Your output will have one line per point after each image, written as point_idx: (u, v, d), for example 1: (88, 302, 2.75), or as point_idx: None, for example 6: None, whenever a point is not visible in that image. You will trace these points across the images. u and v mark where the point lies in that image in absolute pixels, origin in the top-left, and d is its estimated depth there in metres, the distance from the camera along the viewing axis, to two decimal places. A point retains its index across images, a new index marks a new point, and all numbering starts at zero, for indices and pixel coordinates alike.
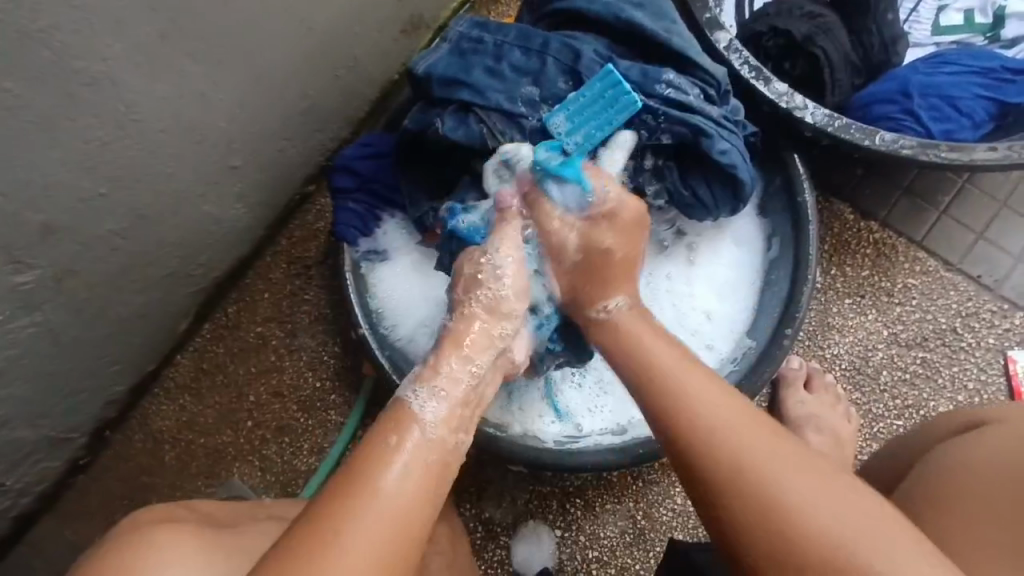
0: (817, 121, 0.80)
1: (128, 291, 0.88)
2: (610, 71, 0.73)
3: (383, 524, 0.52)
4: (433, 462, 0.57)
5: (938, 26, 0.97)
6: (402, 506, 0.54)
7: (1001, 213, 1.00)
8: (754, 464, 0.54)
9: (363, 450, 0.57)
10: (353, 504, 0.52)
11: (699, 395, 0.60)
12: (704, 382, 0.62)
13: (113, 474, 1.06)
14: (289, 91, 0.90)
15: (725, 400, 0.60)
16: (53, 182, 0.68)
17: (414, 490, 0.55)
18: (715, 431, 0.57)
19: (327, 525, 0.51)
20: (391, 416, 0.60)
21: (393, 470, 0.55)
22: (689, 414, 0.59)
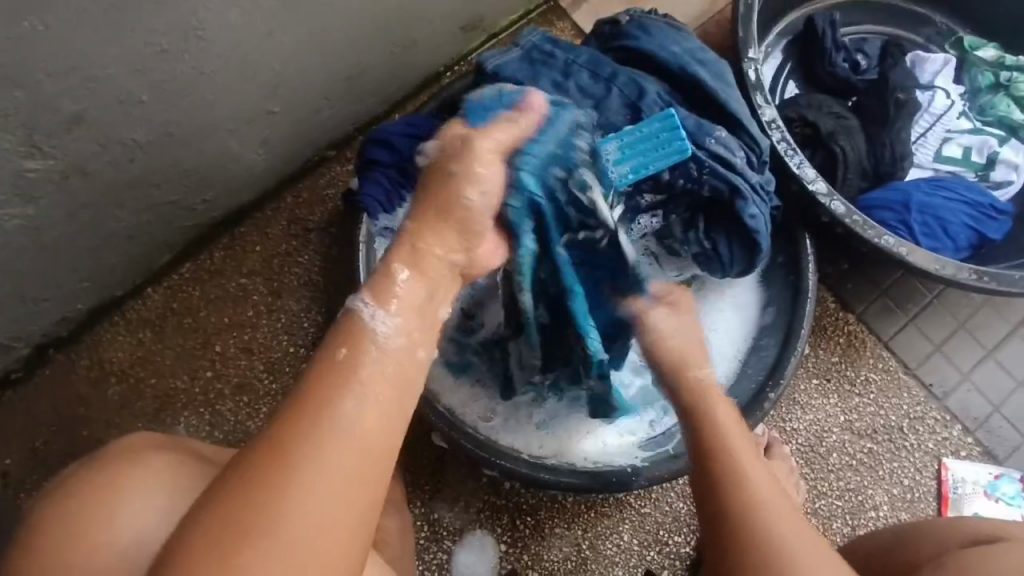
0: (836, 209, 0.86)
1: (127, 207, 0.84)
2: (670, 114, 0.76)
3: (342, 450, 0.48)
4: (396, 365, 0.55)
5: (942, 154, 1.07)
6: (379, 403, 0.52)
7: (958, 332, 1.09)
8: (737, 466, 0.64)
9: (315, 366, 0.53)
10: (308, 429, 0.48)
11: (740, 441, 0.67)
12: (746, 443, 0.67)
13: (44, 396, 0.98)
14: (346, 54, 0.89)
15: (758, 468, 0.64)
16: (99, 76, 0.66)
17: (371, 404, 0.51)
18: (746, 498, 0.61)
19: (284, 444, 0.47)
20: (339, 333, 0.55)
21: (351, 395, 0.51)
22: (731, 476, 0.63)
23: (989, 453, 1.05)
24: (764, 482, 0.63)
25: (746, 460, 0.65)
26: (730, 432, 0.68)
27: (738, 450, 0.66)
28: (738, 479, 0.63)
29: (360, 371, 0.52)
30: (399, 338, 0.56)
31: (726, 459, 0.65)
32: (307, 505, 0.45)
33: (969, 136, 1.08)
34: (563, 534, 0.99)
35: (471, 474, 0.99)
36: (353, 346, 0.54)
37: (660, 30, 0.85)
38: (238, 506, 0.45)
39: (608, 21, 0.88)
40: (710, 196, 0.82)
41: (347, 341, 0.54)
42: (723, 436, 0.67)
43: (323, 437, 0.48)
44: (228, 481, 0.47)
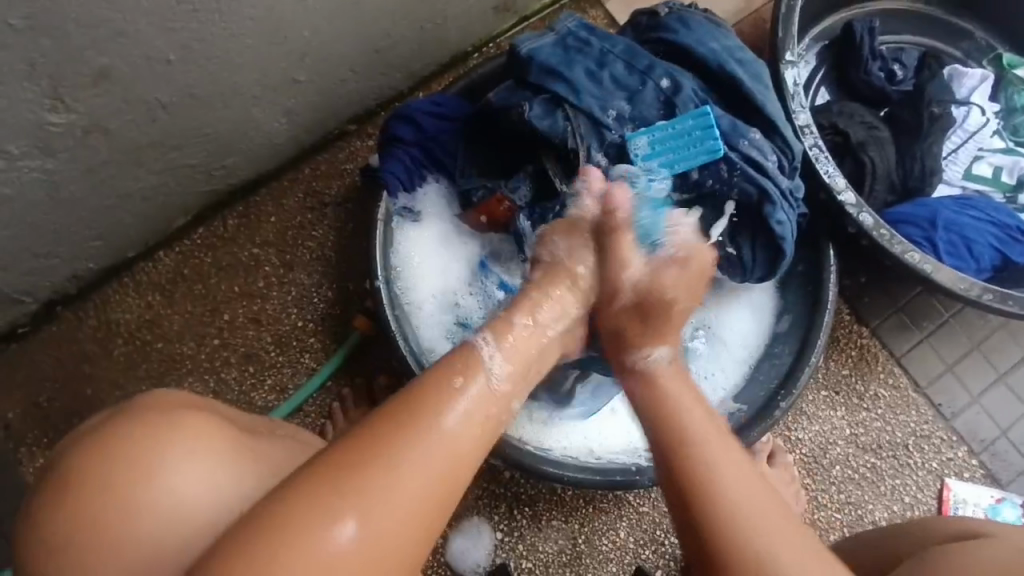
0: (863, 220, 0.85)
1: (145, 168, 0.83)
2: (706, 112, 0.77)
3: (435, 460, 0.48)
4: (497, 400, 0.55)
5: (971, 172, 1.05)
6: (471, 428, 0.52)
7: (971, 353, 1.08)
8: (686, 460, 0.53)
9: (428, 380, 0.54)
10: (400, 437, 0.48)
11: (687, 420, 0.56)
12: (706, 422, 0.56)
13: (50, 352, 0.97)
14: (376, 26, 0.87)
15: (725, 453, 0.53)
16: (127, 31, 0.65)
17: (467, 442, 0.51)
18: (703, 476, 0.52)
19: (376, 442, 0.47)
20: (456, 359, 0.56)
21: (450, 412, 0.51)
22: (688, 455, 0.53)
23: (992, 476, 1.05)
24: (737, 474, 0.52)
25: (709, 445, 0.54)
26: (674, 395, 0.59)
27: (698, 434, 0.55)
28: (704, 467, 0.52)
29: (464, 397, 0.53)
30: (507, 384, 0.57)
31: (683, 439, 0.54)
32: (378, 525, 0.45)
33: (1000, 155, 1.06)
34: (559, 527, 0.98)
35: None
36: (469, 377, 0.55)
37: (700, 25, 0.83)
38: (314, 501, 0.44)
39: (645, 12, 0.86)
40: (738, 199, 0.80)
41: (464, 368, 0.55)
42: (677, 417, 0.56)
43: (418, 454, 0.48)
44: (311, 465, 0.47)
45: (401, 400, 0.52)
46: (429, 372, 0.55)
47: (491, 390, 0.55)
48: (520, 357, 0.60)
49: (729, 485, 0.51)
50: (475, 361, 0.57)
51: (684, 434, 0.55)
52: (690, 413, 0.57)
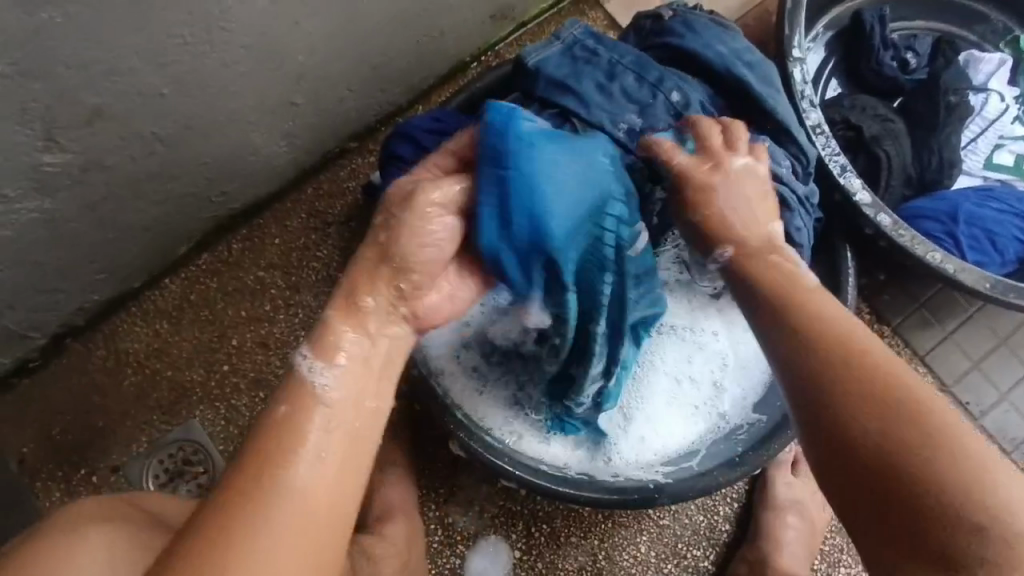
0: (881, 221, 0.82)
1: (145, 200, 0.82)
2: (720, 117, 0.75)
3: (293, 509, 0.48)
4: (344, 412, 0.53)
5: (992, 160, 1.01)
6: (324, 460, 0.51)
7: (999, 349, 1.04)
8: (860, 350, 0.54)
9: (264, 431, 0.51)
10: (247, 506, 0.47)
11: (829, 316, 0.57)
12: (844, 329, 0.56)
13: (60, 385, 0.97)
14: (372, 43, 0.86)
15: (871, 355, 0.54)
16: (119, 68, 0.63)
17: (323, 477, 0.50)
18: (851, 365, 0.53)
19: (223, 528, 0.46)
20: (290, 394, 0.53)
21: (298, 461, 0.50)
22: (833, 363, 0.54)
23: None
24: (878, 366, 0.53)
25: (860, 350, 0.54)
26: (813, 309, 0.58)
27: (846, 344, 0.55)
28: (865, 357, 0.53)
29: (305, 439, 0.51)
30: (347, 398, 0.54)
31: (837, 347, 0.55)
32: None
33: (1022, 142, 1.02)
34: (578, 544, 0.97)
35: (485, 480, 0.97)
36: (305, 414, 0.52)
37: (706, 28, 0.80)
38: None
39: (648, 15, 0.84)
40: None
41: (294, 407, 0.52)
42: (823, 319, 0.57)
43: (274, 511, 0.47)
44: (165, 560, 0.46)
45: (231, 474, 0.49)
46: (260, 424, 0.52)
47: (335, 417, 0.53)
48: (368, 363, 0.57)
49: (866, 368, 0.53)
50: (309, 396, 0.53)
51: (854, 331, 0.56)
52: (830, 332, 0.56)
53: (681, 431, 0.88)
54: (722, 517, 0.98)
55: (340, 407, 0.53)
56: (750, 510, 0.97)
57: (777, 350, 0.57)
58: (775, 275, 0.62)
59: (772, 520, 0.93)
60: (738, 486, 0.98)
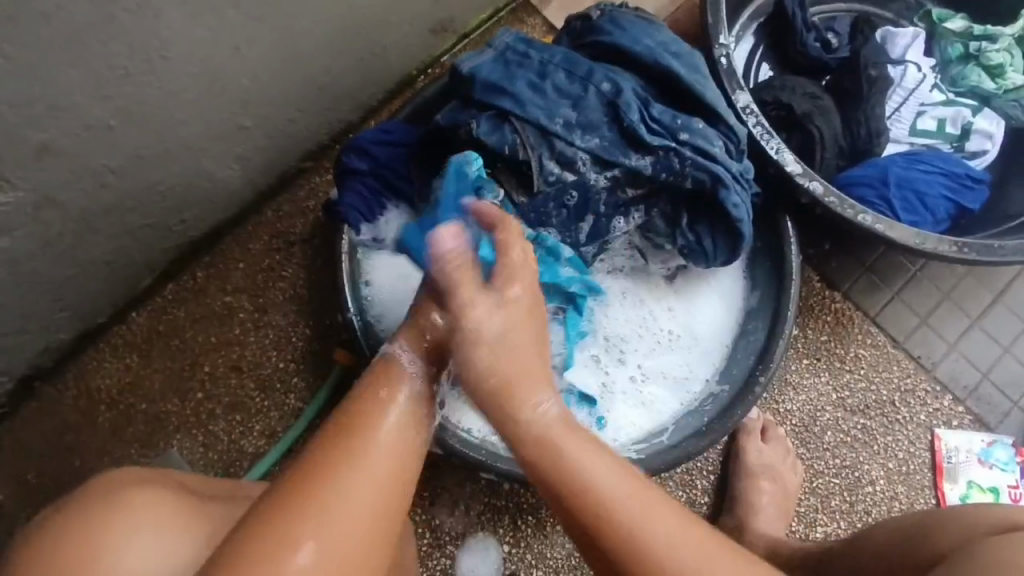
0: (815, 190, 0.87)
1: (102, 234, 0.83)
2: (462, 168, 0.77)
3: (377, 468, 0.52)
4: (421, 401, 0.59)
5: (917, 127, 1.07)
6: (401, 436, 0.55)
7: (943, 303, 1.10)
8: (606, 510, 0.52)
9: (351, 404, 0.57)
10: (340, 457, 0.51)
11: (591, 479, 0.54)
12: (591, 456, 0.55)
13: (33, 428, 0.97)
14: (316, 63, 0.88)
15: (668, 525, 0.52)
16: (63, 103, 0.65)
17: (397, 450, 0.54)
18: (631, 534, 0.52)
19: (314, 469, 0.50)
20: (377, 372, 0.60)
21: (380, 424, 0.55)
22: (619, 540, 0.52)
23: (979, 420, 1.06)
24: (674, 537, 0.52)
25: (643, 522, 0.52)
26: (562, 446, 0.55)
27: (622, 507, 0.52)
28: (597, 507, 0.53)
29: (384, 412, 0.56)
30: (429, 385, 0.61)
31: (584, 487, 0.53)
32: (335, 540, 0.47)
33: (942, 108, 1.08)
34: (565, 531, 0.99)
35: (469, 478, 0.99)
36: (391, 389, 0.58)
37: (632, 24, 0.85)
38: (261, 527, 0.47)
39: (578, 17, 0.88)
40: (692, 188, 0.82)
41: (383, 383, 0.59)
42: (573, 484, 0.54)
43: (355, 462, 0.52)
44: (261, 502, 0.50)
45: (329, 431, 0.54)
46: (359, 391, 0.58)
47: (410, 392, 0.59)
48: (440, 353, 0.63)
49: (656, 538, 0.51)
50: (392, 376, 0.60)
51: (602, 485, 0.53)
52: (585, 463, 0.55)
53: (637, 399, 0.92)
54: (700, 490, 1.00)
55: (421, 387, 0.60)
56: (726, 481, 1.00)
57: (539, 482, 0.56)
58: (496, 397, 0.58)
59: (746, 487, 0.97)
60: (712, 459, 1.01)
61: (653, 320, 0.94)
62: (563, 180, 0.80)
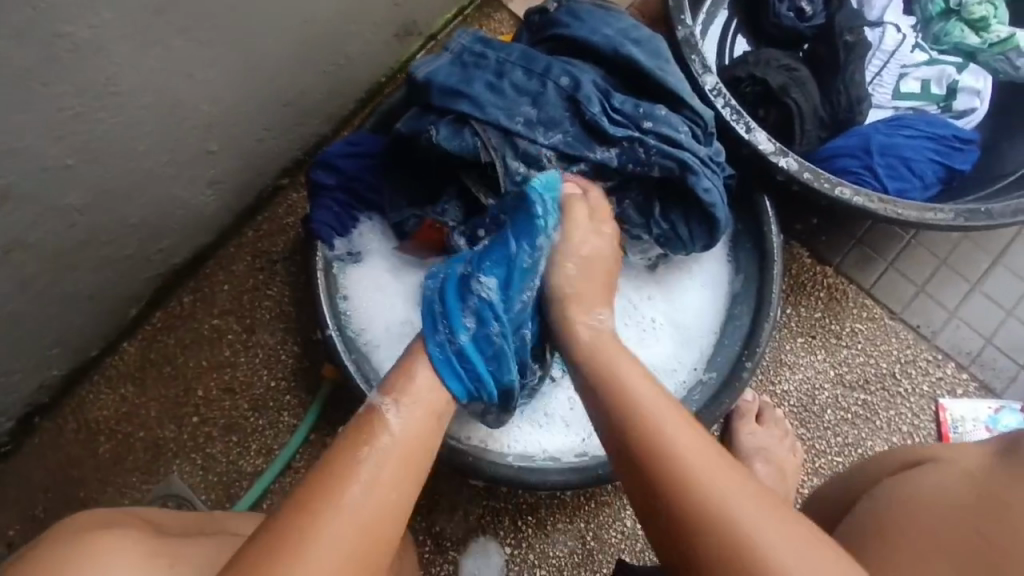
0: (790, 166, 0.85)
1: (79, 270, 0.84)
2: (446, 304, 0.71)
3: (344, 539, 0.52)
4: (408, 459, 0.59)
5: (900, 91, 1.04)
6: (380, 498, 0.56)
7: (940, 270, 1.07)
8: (700, 489, 0.53)
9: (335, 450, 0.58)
10: (310, 528, 0.52)
11: (705, 466, 0.55)
12: (698, 442, 0.57)
13: (37, 463, 0.99)
14: (277, 81, 0.88)
15: (694, 438, 0.57)
16: (17, 148, 0.65)
17: (376, 510, 0.55)
18: (654, 431, 0.58)
19: (283, 546, 0.51)
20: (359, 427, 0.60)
21: (356, 484, 0.55)
22: (657, 448, 0.57)
23: (985, 386, 1.04)
24: (699, 448, 0.56)
25: (673, 431, 0.57)
26: (615, 360, 0.66)
27: (653, 414, 0.59)
28: (684, 485, 0.54)
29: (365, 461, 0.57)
30: (412, 434, 0.61)
31: (637, 407, 0.60)
32: None
33: (925, 68, 1.04)
34: (566, 529, 0.99)
35: (465, 483, 0.99)
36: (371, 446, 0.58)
37: (590, 14, 0.83)
38: None
39: (535, 11, 0.86)
40: (660, 176, 0.80)
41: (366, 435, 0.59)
42: (626, 392, 0.62)
43: (324, 533, 0.52)
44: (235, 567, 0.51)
45: (301, 493, 0.55)
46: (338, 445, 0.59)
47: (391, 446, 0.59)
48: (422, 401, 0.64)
49: (678, 441, 0.56)
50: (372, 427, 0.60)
51: (708, 463, 0.55)
52: (638, 383, 0.63)
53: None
54: None
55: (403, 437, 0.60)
56: None
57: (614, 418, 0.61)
58: (613, 388, 0.63)
59: None
60: None
61: (635, 308, 0.93)
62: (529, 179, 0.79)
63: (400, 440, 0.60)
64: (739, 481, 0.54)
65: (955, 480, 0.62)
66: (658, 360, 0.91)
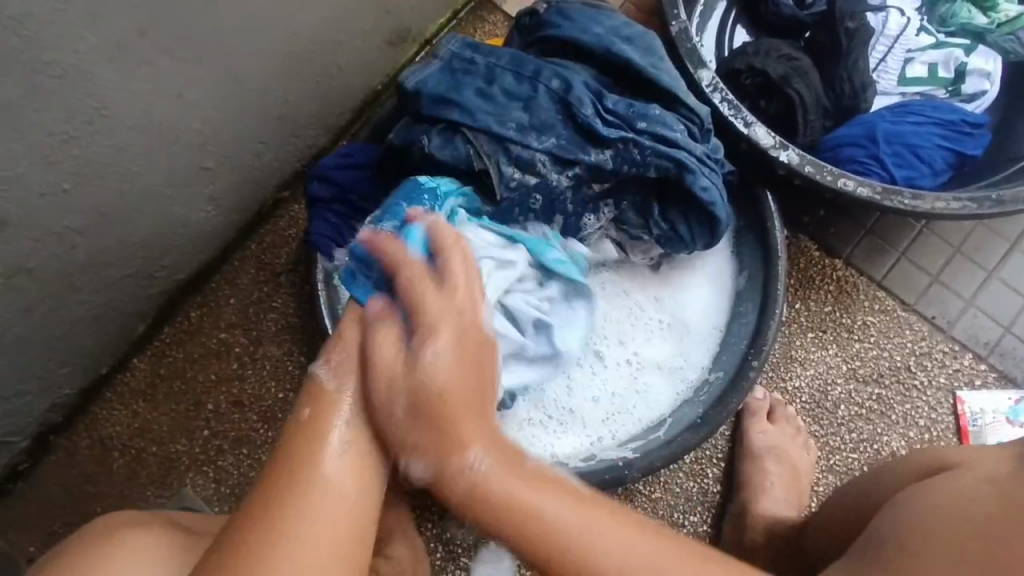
0: (790, 160, 0.83)
1: (84, 291, 0.85)
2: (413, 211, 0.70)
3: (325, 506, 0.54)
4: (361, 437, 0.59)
5: (905, 76, 1.01)
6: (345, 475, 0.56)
7: (955, 258, 1.04)
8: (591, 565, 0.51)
9: (292, 434, 0.58)
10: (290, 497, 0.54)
11: (619, 554, 0.51)
12: (602, 521, 0.53)
13: (53, 481, 1.01)
14: (270, 95, 0.88)
15: (614, 539, 0.52)
16: (13, 176, 0.66)
17: (347, 470, 0.57)
18: (556, 538, 0.52)
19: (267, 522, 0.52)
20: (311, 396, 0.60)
21: (327, 454, 0.57)
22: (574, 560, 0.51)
23: (1005, 377, 1.01)
24: (630, 547, 0.52)
25: (593, 524, 0.53)
26: (507, 486, 0.54)
27: (581, 525, 0.52)
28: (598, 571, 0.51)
29: (330, 441, 0.58)
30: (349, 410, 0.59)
31: (530, 513, 0.53)
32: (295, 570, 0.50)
33: (931, 52, 1.02)
34: None
35: None
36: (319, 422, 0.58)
37: (580, 13, 0.82)
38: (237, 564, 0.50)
39: (525, 13, 0.85)
40: (657, 176, 0.79)
41: (309, 407, 0.59)
42: (527, 526, 0.53)
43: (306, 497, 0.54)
44: (228, 535, 0.52)
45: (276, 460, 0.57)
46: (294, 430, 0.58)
47: (352, 420, 0.59)
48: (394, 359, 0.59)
49: (608, 548, 0.52)
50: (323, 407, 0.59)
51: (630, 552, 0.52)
52: (497, 481, 0.55)
53: (627, 403, 0.89)
54: (712, 479, 0.97)
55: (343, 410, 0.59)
56: (734, 465, 0.97)
57: (515, 544, 0.53)
58: (484, 498, 0.54)
59: (752, 471, 0.94)
60: (720, 445, 0.98)
61: (641, 310, 0.91)
62: (523, 184, 0.78)
63: (355, 412, 0.59)
64: (656, 558, 0.52)
65: (971, 486, 0.60)
66: (665, 363, 0.90)
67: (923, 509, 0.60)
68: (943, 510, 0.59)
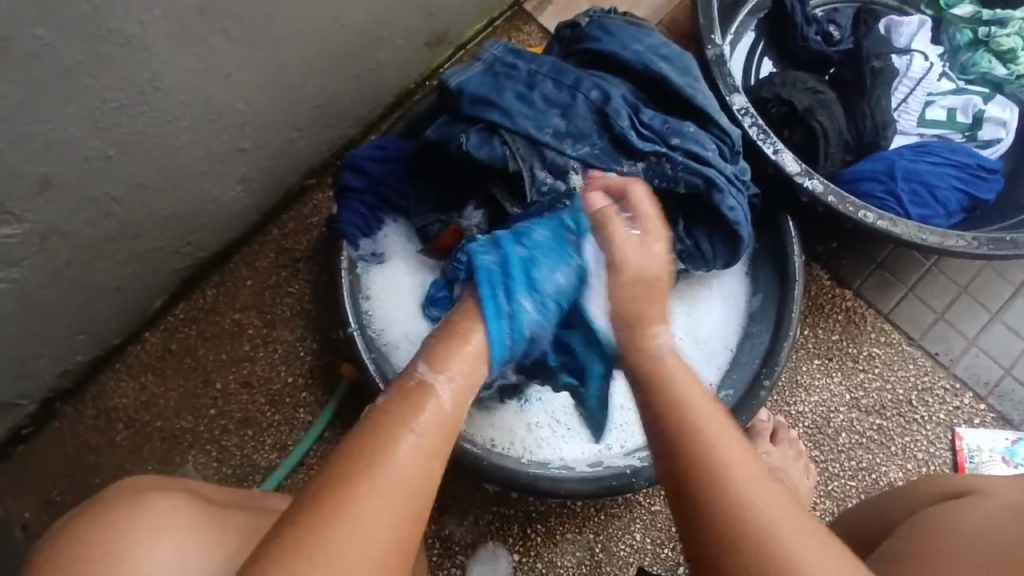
0: (813, 188, 0.85)
1: (111, 259, 0.86)
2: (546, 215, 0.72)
3: (384, 510, 0.47)
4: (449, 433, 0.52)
5: (925, 118, 1.04)
6: (419, 481, 0.49)
7: (960, 298, 1.06)
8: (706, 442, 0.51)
9: (376, 418, 0.52)
10: (352, 493, 0.47)
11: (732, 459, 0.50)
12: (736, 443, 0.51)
13: (55, 448, 1.00)
14: (311, 83, 0.90)
15: (748, 456, 0.50)
16: (62, 138, 0.67)
17: (421, 476, 0.50)
18: (685, 408, 0.53)
19: (323, 517, 0.46)
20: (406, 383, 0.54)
21: (403, 448, 0.50)
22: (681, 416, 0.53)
23: (1003, 417, 1.03)
24: (749, 459, 0.50)
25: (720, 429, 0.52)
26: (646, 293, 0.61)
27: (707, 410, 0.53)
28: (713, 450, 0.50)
29: (415, 428, 0.51)
30: (455, 400, 0.54)
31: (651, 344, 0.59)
32: None
33: (951, 97, 1.05)
34: (575, 539, 0.99)
35: (477, 488, 0.99)
36: (417, 410, 0.52)
37: (621, 29, 0.84)
38: (288, 557, 0.45)
39: (567, 25, 0.88)
40: (686, 192, 0.81)
41: (408, 398, 0.53)
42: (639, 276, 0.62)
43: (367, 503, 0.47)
44: (288, 520, 0.47)
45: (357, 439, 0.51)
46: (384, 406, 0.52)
47: (443, 416, 0.53)
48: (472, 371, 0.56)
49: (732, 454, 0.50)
50: (420, 393, 0.53)
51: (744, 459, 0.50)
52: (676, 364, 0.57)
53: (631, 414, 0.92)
54: None
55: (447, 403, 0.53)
56: None
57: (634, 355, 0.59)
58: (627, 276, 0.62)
59: None
60: None
61: None
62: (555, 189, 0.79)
63: (450, 408, 0.53)
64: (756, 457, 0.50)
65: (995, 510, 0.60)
66: None
67: (940, 533, 0.60)
68: (964, 534, 0.58)
